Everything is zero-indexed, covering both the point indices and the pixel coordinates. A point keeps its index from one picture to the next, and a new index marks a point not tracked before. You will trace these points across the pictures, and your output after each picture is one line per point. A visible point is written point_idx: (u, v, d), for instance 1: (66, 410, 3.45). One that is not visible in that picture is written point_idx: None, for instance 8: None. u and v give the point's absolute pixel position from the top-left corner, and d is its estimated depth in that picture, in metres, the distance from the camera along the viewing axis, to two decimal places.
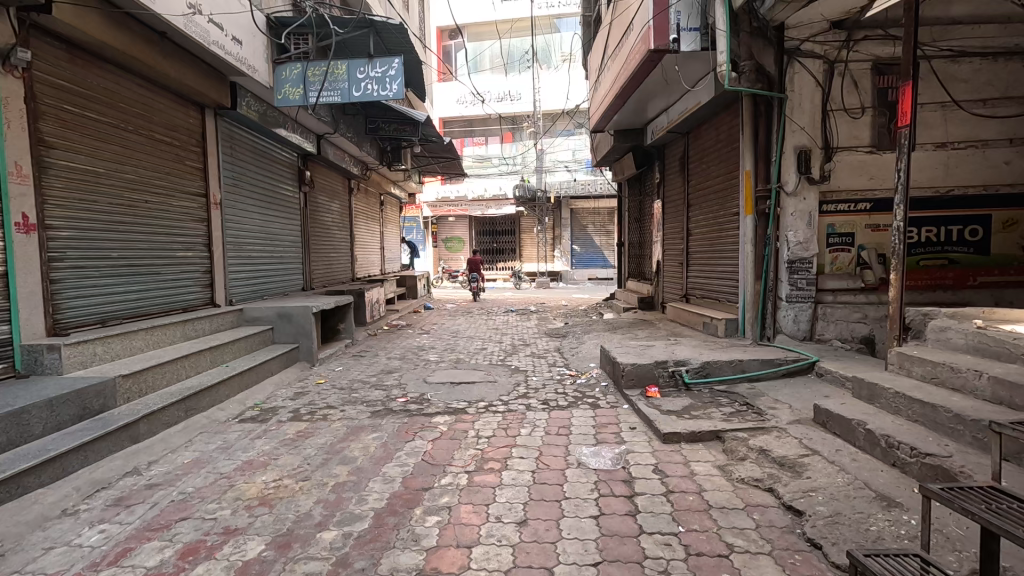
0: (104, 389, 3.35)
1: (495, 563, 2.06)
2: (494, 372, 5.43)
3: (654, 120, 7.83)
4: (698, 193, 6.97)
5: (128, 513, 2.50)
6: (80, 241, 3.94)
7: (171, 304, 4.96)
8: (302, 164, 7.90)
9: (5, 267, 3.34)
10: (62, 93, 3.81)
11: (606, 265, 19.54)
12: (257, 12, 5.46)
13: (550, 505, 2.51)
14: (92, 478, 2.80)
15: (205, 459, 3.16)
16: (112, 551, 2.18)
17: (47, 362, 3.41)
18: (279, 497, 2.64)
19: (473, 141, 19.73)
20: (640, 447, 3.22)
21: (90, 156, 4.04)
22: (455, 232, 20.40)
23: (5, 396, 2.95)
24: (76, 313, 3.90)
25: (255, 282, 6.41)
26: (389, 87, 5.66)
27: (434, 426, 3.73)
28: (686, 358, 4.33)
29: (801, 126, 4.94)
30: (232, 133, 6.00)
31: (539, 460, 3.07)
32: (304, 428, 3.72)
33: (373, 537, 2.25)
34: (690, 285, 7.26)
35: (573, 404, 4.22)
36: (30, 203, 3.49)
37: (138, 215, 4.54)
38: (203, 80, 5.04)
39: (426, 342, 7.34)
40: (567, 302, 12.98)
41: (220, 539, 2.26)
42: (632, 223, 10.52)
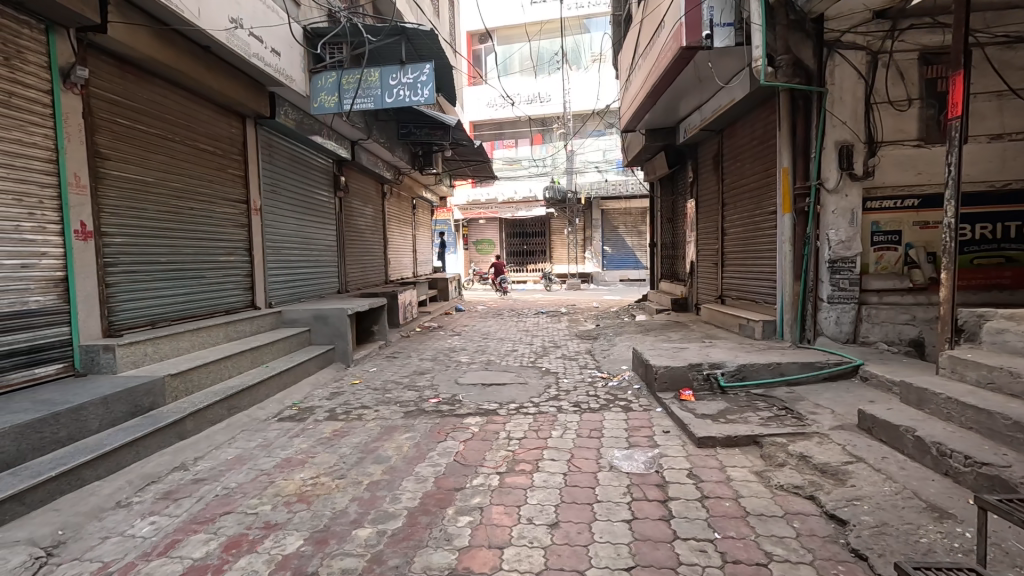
0: (153, 388, 3.52)
1: (526, 564, 2.06)
2: (525, 373, 5.44)
3: (686, 119, 7.70)
4: (732, 191, 6.81)
5: (176, 506, 2.62)
6: (132, 247, 4.15)
7: (215, 306, 5.16)
8: (337, 170, 8.13)
9: (66, 272, 3.56)
10: (116, 107, 4.03)
11: (638, 266, 19.30)
12: (294, 24, 5.65)
13: (582, 508, 2.49)
14: (143, 473, 2.94)
15: (246, 455, 3.28)
16: (162, 542, 2.29)
17: (102, 361, 3.61)
18: (317, 494, 2.71)
19: (504, 144, 19.86)
20: (674, 450, 3.17)
21: (141, 167, 4.26)
22: (486, 235, 20.62)
23: (66, 393, 3.14)
24: (128, 315, 4.12)
25: (293, 285, 6.62)
26: (420, 92, 5.71)
27: (466, 426, 3.77)
28: (721, 360, 4.23)
29: (842, 121, 4.76)
30: (271, 140, 6.22)
31: (571, 462, 3.05)
32: (340, 428, 3.81)
33: (407, 535, 2.29)
34: (725, 286, 7.09)
35: (605, 406, 4.19)
36: (87, 212, 3.71)
37: (184, 221, 4.75)
38: (243, 91, 5.24)
39: (458, 343, 7.42)
40: (598, 304, 12.91)
41: (262, 533, 2.34)
42: (664, 223, 10.37)
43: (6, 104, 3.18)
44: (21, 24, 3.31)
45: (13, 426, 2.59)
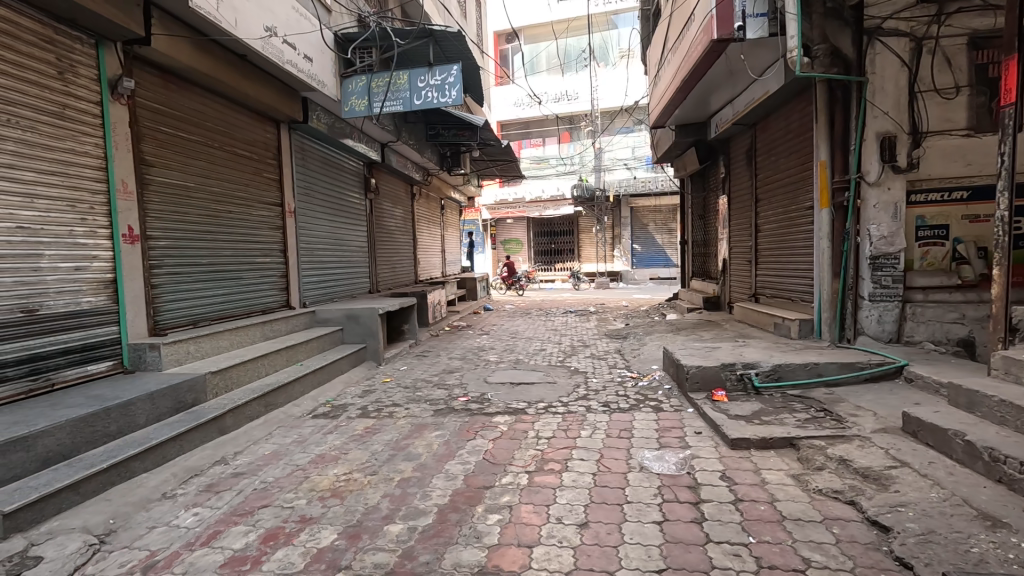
0: (195, 385, 3.67)
1: (556, 564, 2.05)
2: (553, 373, 5.41)
3: (717, 114, 7.52)
4: (766, 186, 6.62)
5: (217, 498, 2.73)
6: (174, 249, 4.33)
7: (252, 306, 5.34)
8: (368, 172, 8.28)
9: (115, 275, 3.74)
10: (160, 115, 4.21)
11: (668, 264, 19.01)
12: (326, 30, 5.78)
13: (612, 509, 2.47)
14: (186, 466, 3.07)
15: (283, 451, 3.39)
16: (204, 532, 2.39)
17: (149, 359, 3.79)
18: (349, 490, 2.78)
19: (531, 143, 19.86)
20: (706, 452, 3.10)
21: (182, 173, 4.44)
22: (514, 234, 20.66)
23: (115, 389, 3.31)
24: (171, 315, 4.30)
25: (326, 285, 6.78)
26: (449, 93, 5.76)
27: (495, 425, 3.78)
28: (755, 360, 4.12)
29: (884, 112, 4.57)
30: (304, 144, 6.39)
31: (600, 463, 3.03)
32: (371, 425, 3.88)
33: (437, 532, 2.32)
34: (759, 284, 6.90)
35: (635, 406, 4.13)
36: (134, 217, 3.89)
37: (223, 224, 4.93)
38: (277, 97, 5.38)
39: (486, 342, 7.46)
40: (628, 302, 12.76)
41: (297, 526, 2.41)
42: (696, 220, 10.15)
43: (60, 115, 3.38)
44: (73, 40, 3.51)
45: (68, 420, 2.75)
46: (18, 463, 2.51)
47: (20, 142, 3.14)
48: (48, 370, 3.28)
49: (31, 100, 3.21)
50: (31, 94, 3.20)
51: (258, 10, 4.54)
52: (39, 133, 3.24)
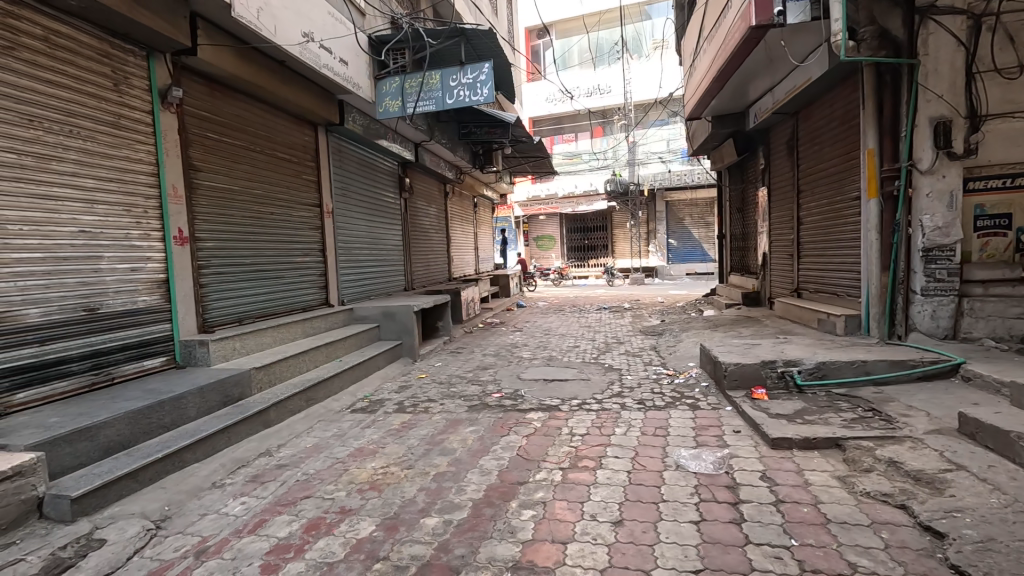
0: (241, 379, 3.83)
1: (590, 561, 2.05)
2: (587, 369, 5.38)
3: (756, 103, 7.27)
4: (809, 177, 6.36)
5: (263, 488, 2.85)
6: (221, 250, 4.53)
7: (293, 304, 5.52)
8: (402, 172, 8.42)
9: (166, 275, 3.94)
10: (206, 122, 4.41)
11: (704, 259, 18.57)
12: (361, 33, 5.90)
13: (647, 507, 2.45)
14: (233, 458, 3.21)
15: (323, 444, 3.50)
16: (251, 520, 2.50)
17: (198, 355, 3.99)
18: (387, 483, 2.85)
19: (563, 139, 19.76)
20: (745, 451, 3.02)
21: (227, 176, 4.63)
22: (546, 231, 20.61)
23: (169, 384, 3.49)
24: (219, 313, 4.50)
25: (363, 284, 6.94)
26: (480, 91, 5.78)
27: (528, 422, 3.79)
28: (798, 358, 3.98)
29: (938, 95, 4.31)
30: (341, 146, 6.55)
31: (635, 461, 2.99)
32: (407, 420, 3.96)
33: (472, 526, 2.35)
34: (802, 279, 6.64)
35: (671, 404, 4.06)
36: (183, 220, 4.09)
37: (266, 225, 5.12)
38: (315, 100, 5.54)
39: (519, 339, 7.48)
40: (663, 298, 12.54)
41: (338, 517, 2.49)
42: (734, 213, 9.86)
43: (116, 125, 3.58)
44: (127, 53, 3.70)
45: (127, 412, 2.92)
46: (83, 452, 2.68)
47: (81, 151, 3.34)
48: (109, 365, 3.49)
49: (89, 111, 3.41)
50: (89, 105, 3.41)
51: (296, 16, 4.68)
52: (97, 142, 3.45)
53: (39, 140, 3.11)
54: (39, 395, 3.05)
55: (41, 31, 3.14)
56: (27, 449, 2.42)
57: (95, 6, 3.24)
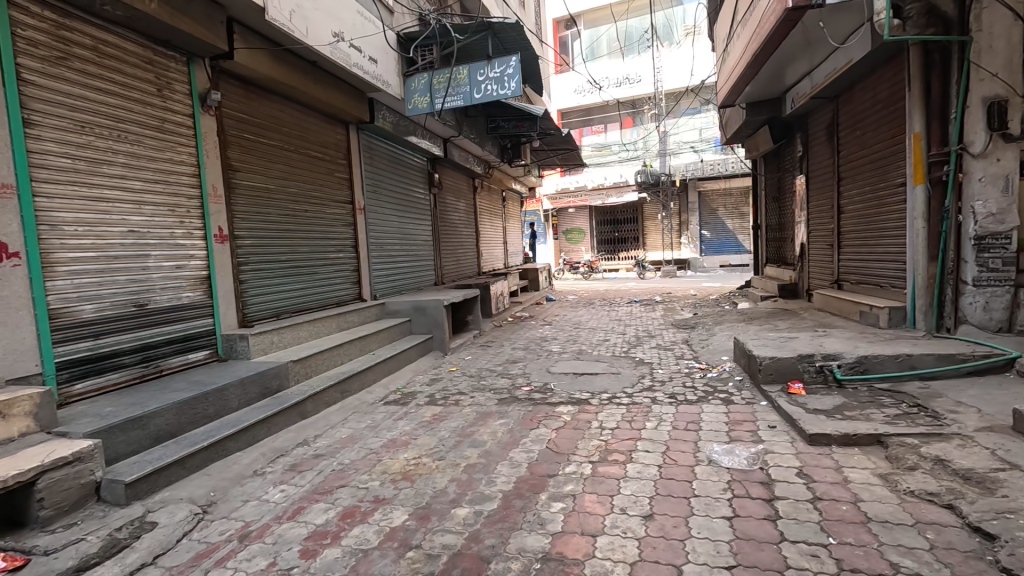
0: (279, 372, 3.98)
1: (620, 554, 2.05)
2: (617, 363, 5.34)
3: (794, 88, 7.00)
4: (850, 164, 6.11)
5: (301, 477, 2.95)
6: (259, 247, 4.69)
7: (328, 299, 5.67)
8: (431, 168, 8.50)
9: (208, 272, 4.11)
10: (244, 124, 4.56)
11: (739, 250, 18.06)
12: (389, 31, 5.98)
13: (678, 502, 2.42)
14: (273, 447, 3.34)
15: (357, 435, 3.59)
16: (291, 507, 2.60)
17: (239, 348, 4.16)
18: (419, 474, 2.91)
19: (593, 130, 19.55)
20: (781, 447, 2.95)
21: (264, 176, 4.77)
22: (576, 224, 20.46)
23: (212, 376, 3.65)
24: (258, 307, 4.67)
25: (395, 279, 7.07)
26: (508, 85, 5.75)
27: (558, 415, 3.80)
28: (837, 352, 3.85)
29: (992, 73, 4.06)
30: (371, 144, 6.66)
31: (666, 455, 2.96)
32: (439, 413, 4.03)
33: (502, 517, 2.38)
34: (843, 270, 6.39)
35: (703, 398, 4.00)
36: (223, 218, 4.25)
37: (301, 223, 5.27)
38: (346, 100, 5.65)
39: (549, 333, 7.47)
40: (696, 291, 12.28)
41: (372, 506, 2.56)
42: (770, 203, 9.56)
43: (160, 128, 3.75)
44: (169, 59, 3.87)
45: (175, 403, 3.07)
46: (135, 439, 2.84)
47: (128, 154, 3.51)
48: (157, 358, 3.67)
49: (135, 116, 3.58)
50: (135, 111, 3.57)
51: (327, 17, 4.77)
52: (143, 145, 3.62)
53: (91, 145, 3.28)
54: (94, 385, 3.24)
55: (90, 41, 3.30)
56: (85, 436, 2.57)
57: (139, 15, 3.38)
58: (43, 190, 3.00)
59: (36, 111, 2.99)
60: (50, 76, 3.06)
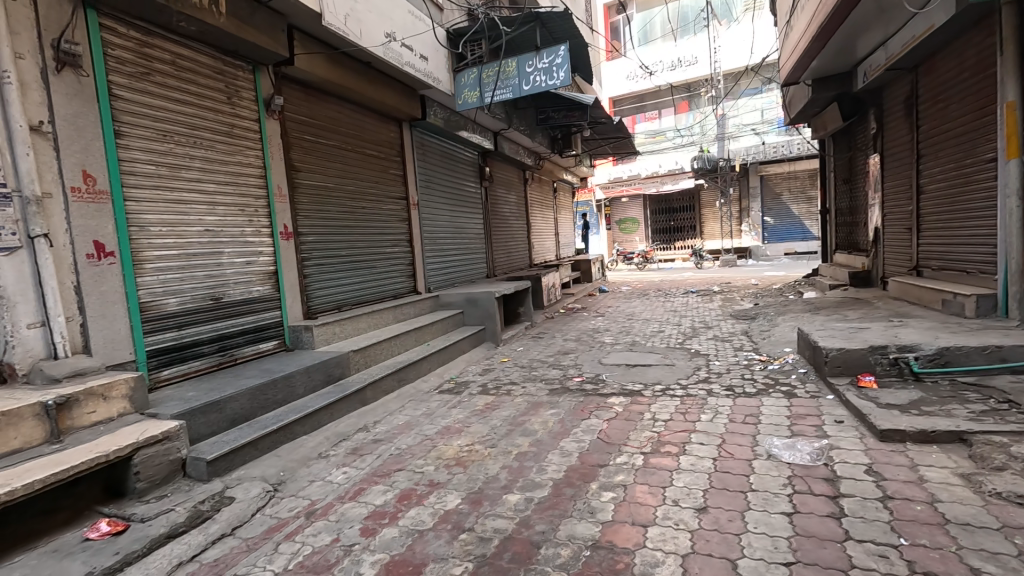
0: (341, 361, 4.19)
1: (672, 545, 2.02)
2: (671, 355, 5.21)
3: (866, 60, 6.50)
4: (932, 140, 5.61)
5: (361, 460, 3.11)
6: (321, 243, 4.93)
7: (385, 292, 5.89)
8: (482, 161, 8.59)
9: (275, 267, 4.38)
10: (305, 126, 4.80)
11: (806, 237, 17.03)
12: (439, 28, 6.07)
13: (734, 495, 2.35)
14: (336, 432, 3.54)
15: (414, 422, 3.73)
16: (352, 488, 2.75)
17: (304, 339, 4.41)
18: (472, 460, 2.98)
19: (645, 117, 19.04)
20: (848, 443, 2.79)
21: (324, 175, 5.00)
22: (630, 213, 20.05)
23: (281, 364, 3.90)
24: (321, 300, 4.93)
25: (448, 272, 7.24)
26: (556, 75, 5.68)
27: (610, 406, 3.77)
28: (915, 343, 3.57)
29: None
30: (424, 140, 6.82)
31: (722, 448, 2.88)
32: (491, 402, 4.10)
33: (553, 504, 2.41)
34: (922, 255, 5.91)
35: (763, 391, 3.83)
36: (288, 217, 4.51)
37: (358, 219, 5.48)
38: (399, 98, 5.81)
39: (601, 324, 7.40)
40: (757, 280, 11.72)
41: (427, 489, 2.66)
42: (840, 185, 8.95)
43: (230, 134, 4.02)
44: (237, 69, 4.13)
45: (247, 388, 3.31)
46: (215, 421, 3.09)
47: (203, 160, 3.79)
48: (233, 347, 3.97)
49: (208, 123, 3.85)
50: (209, 118, 3.85)
51: (379, 18, 4.91)
52: (216, 150, 3.89)
53: (171, 152, 3.57)
54: (179, 372, 3.55)
55: (169, 56, 3.59)
56: (172, 417, 2.83)
57: (210, 29, 3.64)
58: (132, 193, 3.31)
59: (125, 122, 3.29)
60: (135, 91, 3.36)
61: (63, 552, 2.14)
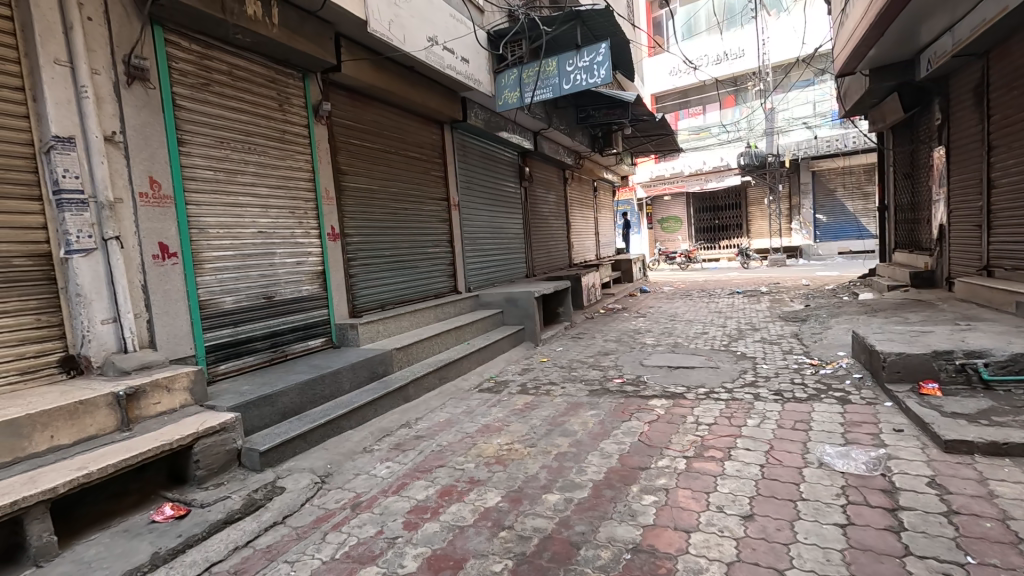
0: (385, 358, 4.31)
1: (716, 552, 1.97)
2: (716, 357, 5.07)
3: (930, 47, 6.11)
4: (1004, 129, 5.22)
5: (404, 455, 3.19)
6: (365, 244, 5.08)
7: (427, 291, 6.00)
8: (522, 161, 8.61)
9: (323, 267, 4.55)
10: (351, 131, 4.96)
11: (862, 236, 16.18)
12: (480, 30, 6.14)
13: (782, 504, 2.27)
14: (380, 427, 3.65)
15: (454, 419, 3.79)
16: (395, 483, 2.82)
17: (350, 336, 4.57)
18: (511, 459, 3.01)
19: (689, 113, 18.58)
20: (908, 453, 2.63)
21: (368, 178, 5.15)
22: (672, 212, 19.64)
23: (328, 361, 4.05)
24: (366, 299, 5.07)
25: (488, 272, 7.30)
26: (597, 73, 5.59)
27: (651, 408, 3.71)
28: (985, 348, 3.32)
29: None
30: (464, 141, 6.90)
31: (769, 454, 2.78)
32: (530, 401, 4.12)
33: (592, 505, 2.40)
34: (993, 254, 5.51)
35: (814, 397, 3.67)
36: (335, 219, 4.68)
37: (401, 219, 5.61)
38: (440, 100, 5.89)
39: (642, 325, 7.28)
40: (809, 280, 11.22)
41: (467, 486, 2.70)
42: (900, 179, 8.44)
43: (281, 140, 4.20)
44: (289, 77, 4.31)
45: (297, 383, 3.46)
46: (267, 414, 3.25)
47: (257, 165, 3.98)
48: (283, 344, 4.15)
49: (262, 130, 4.04)
50: (262, 125, 4.04)
51: (421, 23, 5.01)
52: (268, 155, 4.08)
53: (228, 158, 3.76)
54: (234, 366, 3.74)
55: (226, 67, 3.79)
56: (229, 409, 2.99)
57: (263, 40, 3.81)
58: (193, 198, 3.51)
59: (187, 131, 3.50)
60: (196, 101, 3.57)
61: (132, 532, 2.31)
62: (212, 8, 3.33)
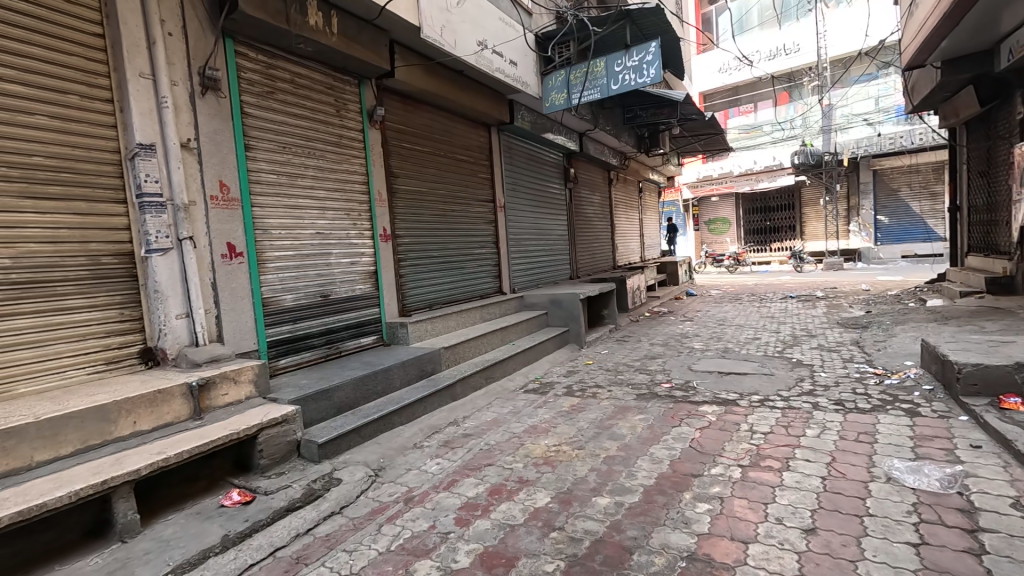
0: (433, 357, 4.40)
1: (776, 565, 1.91)
2: (770, 364, 4.89)
3: (1012, 35, 5.69)
4: None
5: (453, 453, 3.25)
6: (415, 245, 5.21)
7: (473, 291, 6.08)
8: (567, 162, 8.60)
9: (375, 267, 4.69)
10: (403, 134, 5.10)
11: (929, 237, 15.18)
12: (528, 33, 6.18)
13: (847, 518, 2.17)
14: (430, 424, 3.73)
15: (501, 419, 3.83)
16: (445, 479, 2.88)
17: (400, 335, 4.69)
18: (560, 460, 3.01)
19: (740, 111, 18.01)
20: (988, 472, 2.46)
21: (418, 180, 5.28)
22: (720, 213, 19.02)
23: (380, 358, 4.17)
24: (415, 298, 5.20)
25: (533, 273, 7.32)
26: (646, 72, 5.49)
27: (702, 414, 3.63)
28: None
29: None
30: (510, 143, 6.96)
31: (831, 466, 2.67)
32: (577, 403, 4.11)
33: (645, 510, 2.37)
34: None
35: (879, 408, 3.49)
36: (387, 220, 4.82)
37: (449, 220, 5.72)
38: (488, 103, 5.97)
39: (690, 329, 7.10)
40: (869, 285, 10.63)
41: (517, 485, 2.73)
42: (974, 178, 7.88)
43: (338, 144, 4.37)
44: (346, 83, 4.48)
45: (352, 379, 3.59)
46: (324, 408, 3.38)
47: (316, 168, 4.15)
48: (338, 341, 4.30)
49: (321, 135, 4.22)
50: (321, 130, 4.21)
51: (472, 27, 5.10)
52: (326, 159, 4.25)
53: (290, 162, 3.95)
54: (293, 361, 3.91)
55: (289, 75, 3.98)
56: (290, 402, 3.14)
57: (324, 48, 3.97)
58: (258, 200, 3.70)
59: (253, 136, 3.69)
60: (262, 108, 3.76)
61: (205, 515, 2.46)
62: (277, 20, 3.51)
